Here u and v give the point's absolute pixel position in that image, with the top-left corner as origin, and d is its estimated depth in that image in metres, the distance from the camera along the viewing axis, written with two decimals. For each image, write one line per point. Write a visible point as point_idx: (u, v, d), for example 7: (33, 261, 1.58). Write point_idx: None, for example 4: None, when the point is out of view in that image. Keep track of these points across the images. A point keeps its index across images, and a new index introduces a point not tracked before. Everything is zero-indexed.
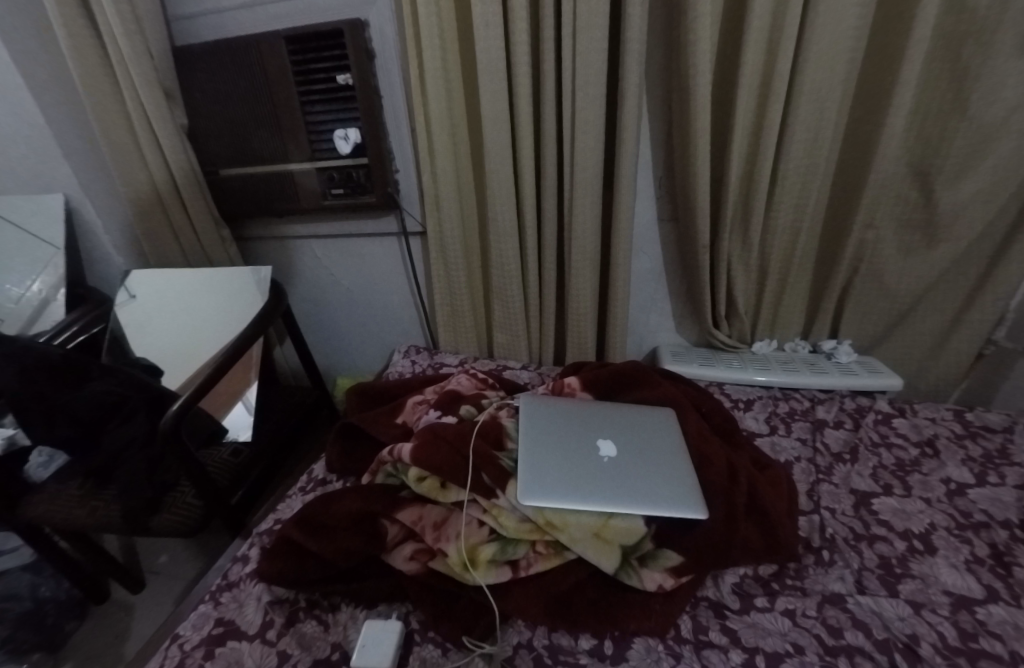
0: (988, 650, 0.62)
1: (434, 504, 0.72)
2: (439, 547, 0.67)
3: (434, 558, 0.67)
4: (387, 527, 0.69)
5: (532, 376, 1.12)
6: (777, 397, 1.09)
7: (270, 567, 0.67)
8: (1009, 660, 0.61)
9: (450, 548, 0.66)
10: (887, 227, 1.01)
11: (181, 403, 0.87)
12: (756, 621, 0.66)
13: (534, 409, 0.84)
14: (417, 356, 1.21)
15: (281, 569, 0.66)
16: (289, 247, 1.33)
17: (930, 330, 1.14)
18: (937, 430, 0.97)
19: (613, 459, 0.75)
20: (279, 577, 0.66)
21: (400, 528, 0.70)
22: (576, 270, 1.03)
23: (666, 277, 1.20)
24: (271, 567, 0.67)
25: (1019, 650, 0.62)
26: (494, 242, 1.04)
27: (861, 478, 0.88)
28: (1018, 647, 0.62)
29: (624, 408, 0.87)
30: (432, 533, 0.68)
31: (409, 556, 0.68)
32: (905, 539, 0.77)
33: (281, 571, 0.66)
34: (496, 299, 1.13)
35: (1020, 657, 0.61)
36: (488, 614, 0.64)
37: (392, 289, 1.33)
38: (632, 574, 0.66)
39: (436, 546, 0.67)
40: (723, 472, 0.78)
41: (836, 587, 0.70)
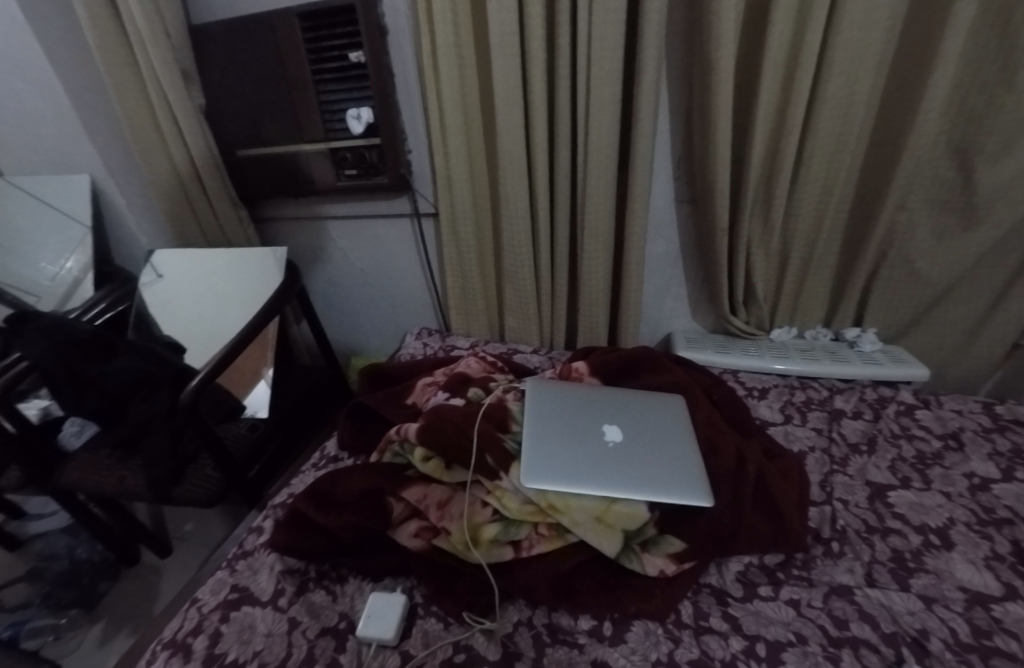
0: (1002, 648, 0.61)
1: (439, 483, 0.73)
2: (443, 525, 0.68)
3: (437, 536, 0.68)
4: (391, 505, 0.70)
5: (542, 360, 1.12)
6: (794, 386, 1.06)
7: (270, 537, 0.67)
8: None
9: (453, 526, 0.67)
10: (920, 208, 0.96)
11: (199, 378, 0.89)
12: (758, 609, 0.65)
13: (540, 391, 0.83)
14: (429, 338, 1.21)
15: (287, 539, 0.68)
16: (305, 228, 1.34)
17: (961, 319, 1.09)
18: (963, 423, 0.94)
19: (618, 444, 0.74)
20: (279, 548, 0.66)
21: (405, 506, 0.71)
22: (588, 253, 1.02)
23: (683, 261, 1.17)
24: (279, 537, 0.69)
25: None
26: (506, 225, 1.03)
27: (878, 470, 0.86)
28: None
29: (632, 393, 0.86)
30: (435, 512, 0.69)
31: (413, 534, 0.68)
32: (920, 534, 0.75)
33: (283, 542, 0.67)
34: (508, 283, 1.13)
35: None
36: (489, 592, 0.65)
37: (404, 272, 1.34)
38: (634, 558, 0.66)
39: (439, 524, 0.68)
40: (732, 459, 0.76)
41: (844, 579, 0.69)
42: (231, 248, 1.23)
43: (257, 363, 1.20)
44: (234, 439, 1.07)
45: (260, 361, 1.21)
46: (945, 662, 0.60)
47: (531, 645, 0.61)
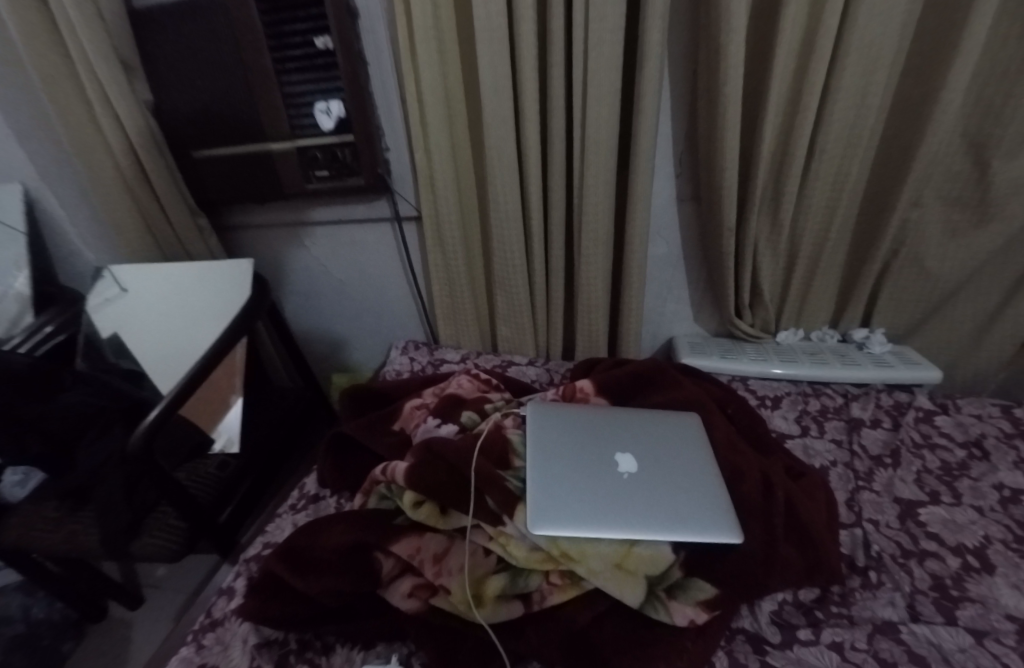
0: None
1: (434, 532, 0.64)
2: (441, 583, 0.59)
3: (436, 595, 0.59)
4: (377, 562, 0.61)
5: (540, 373, 1.04)
6: (807, 393, 1.01)
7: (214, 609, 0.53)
8: None
9: (453, 584, 0.59)
10: (933, 206, 0.92)
11: (154, 417, 0.76)
12: (800, 657, 0.61)
13: (543, 417, 0.76)
14: (416, 352, 1.12)
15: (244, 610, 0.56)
16: (274, 236, 1.23)
17: (969, 317, 1.06)
18: (985, 429, 0.91)
19: (633, 477, 0.67)
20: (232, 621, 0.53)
21: (396, 561, 0.62)
22: (586, 259, 0.94)
23: (684, 263, 1.11)
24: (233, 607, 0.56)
25: None
26: (496, 232, 0.95)
27: (905, 485, 0.83)
28: None
29: (643, 413, 0.79)
30: (431, 567, 0.60)
31: (407, 594, 0.59)
32: (958, 556, 0.72)
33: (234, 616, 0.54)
34: (499, 292, 1.05)
35: None
36: (495, 658, 0.56)
37: (388, 283, 1.25)
38: (660, 608, 0.60)
39: (436, 582, 0.59)
40: (758, 487, 0.73)
41: (887, 614, 0.65)
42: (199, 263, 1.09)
43: (223, 393, 1.02)
44: (199, 483, 0.96)
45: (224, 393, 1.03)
46: None
47: None
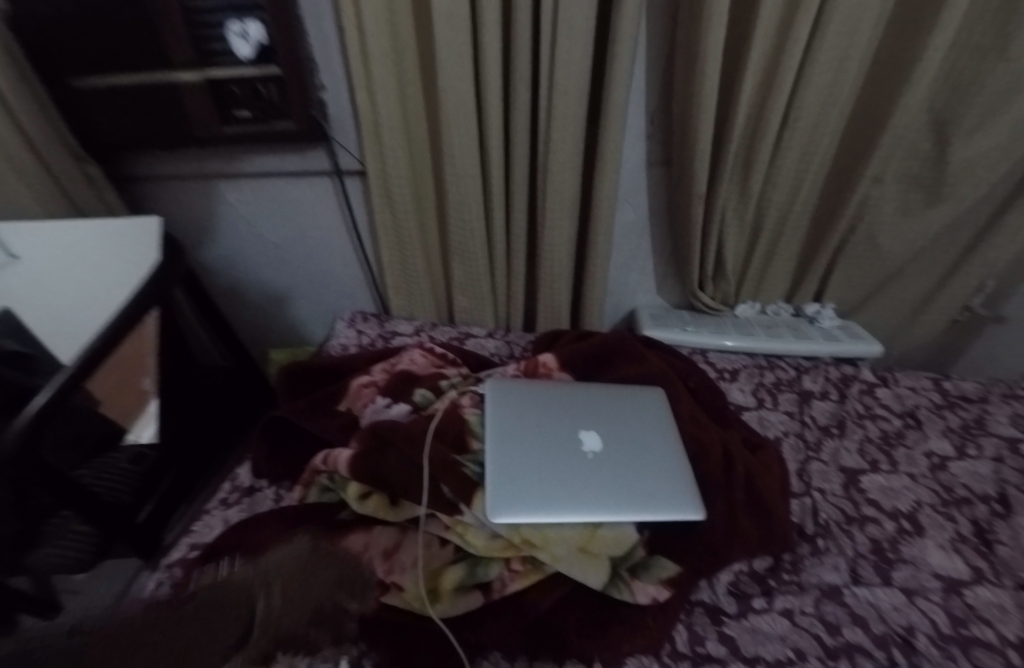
0: (979, 637, 0.62)
1: (383, 525, 0.61)
2: (392, 581, 0.56)
3: (387, 593, 0.55)
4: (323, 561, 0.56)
5: (499, 345, 0.99)
6: (762, 365, 1.02)
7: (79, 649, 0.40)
8: (1000, 647, 0.61)
9: (406, 580, 0.56)
10: (893, 183, 0.93)
11: (38, 409, 0.62)
12: (755, 625, 0.63)
13: (501, 395, 0.71)
14: (363, 324, 1.02)
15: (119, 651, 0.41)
16: (187, 189, 1.05)
17: (910, 292, 1.12)
18: (919, 401, 0.97)
19: (598, 455, 0.64)
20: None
21: (341, 561, 0.57)
22: (552, 223, 0.89)
23: (651, 231, 1.09)
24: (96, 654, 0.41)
25: (1007, 633, 0.62)
26: (451, 192, 0.87)
27: (849, 453, 0.87)
28: (1005, 632, 0.62)
29: (605, 389, 0.76)
30: (381, 565, 0.57)
31: (357, 593, 0.55)
32: (894, 520, 0.76)
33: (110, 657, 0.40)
34: (455, 259, 0.97)
35: (1009, 642, 0.61)
36: (452, 655, 0.53)
37: (332, 246, 1.13)
38: (623, 588, 0.59)
39: (387, 579, 0.56)
40: (719, 461, 0.74)
41: (832, 578, 0.69)
42: (107, 219, 0.93)
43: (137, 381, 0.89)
44: (105, 481, 0.83)
45: (136, 377, 0.89)
46: (932, 660, 0.60)
47: None
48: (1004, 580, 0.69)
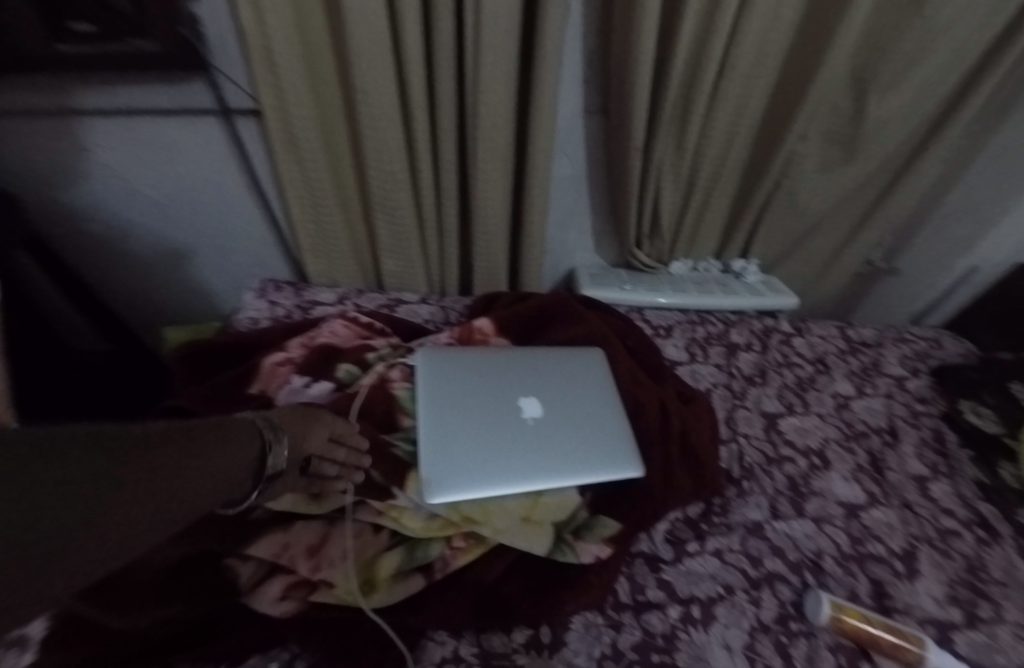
0: (874, 552, 0.72)
1: (304, 520, 0.55)
2: (320, 577, 0.51)
3: (315, 591, 0.51)
4: (236, 569, 0.51)
5: (434, 310, 0.93)
6: (694, 321, 1.05)
7: (111, 463, 0.28)
8: (887, 558, 0.71)
9: (336, 575, 0.51)
10: (816, 140, 0.95)
11: None
12: (689, 568, 0.66)
13: (434, 366, 0.66)
14: (276, 293, 0.91)
15: (141, 480, 0.29)
16: (22, 132, 0.83)
17: (823, 247, 1.18)
18: (828, 348, 1.04)
19: (539, 422, 0.62)
20: (67, 544, 0.25)
21: (258, 565, 0.52)
22: (484, 176, 0.82)
23: (589, 185, 1.05)
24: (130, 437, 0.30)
25: (892, 547, 0.73)
26: (368, 138, 0.77)
27: (770, 399, 0.92)
28: (891, 545, 0.73)
29: (544, 352, 0.73)
30: (306, 562, 0.52)
31: (280, 597, 0.50)
32: (806, 457, 0.83)
33: (121, 507, 0.28)
34: (378, 216, 0.88)
35: (894, 554, 0.72)
36: (392, 648, 0.51)
37: (231, 203, 0.98)
38: (567, 550, 0.59)
39: (314, 577, 0.51)
40: (657, 417, 0.75)
41: (755, 516, 0.73)
42: None
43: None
44: None
45: None
46: (834, 575, 0.68)
47: None
48: (890, 500, 0.79)
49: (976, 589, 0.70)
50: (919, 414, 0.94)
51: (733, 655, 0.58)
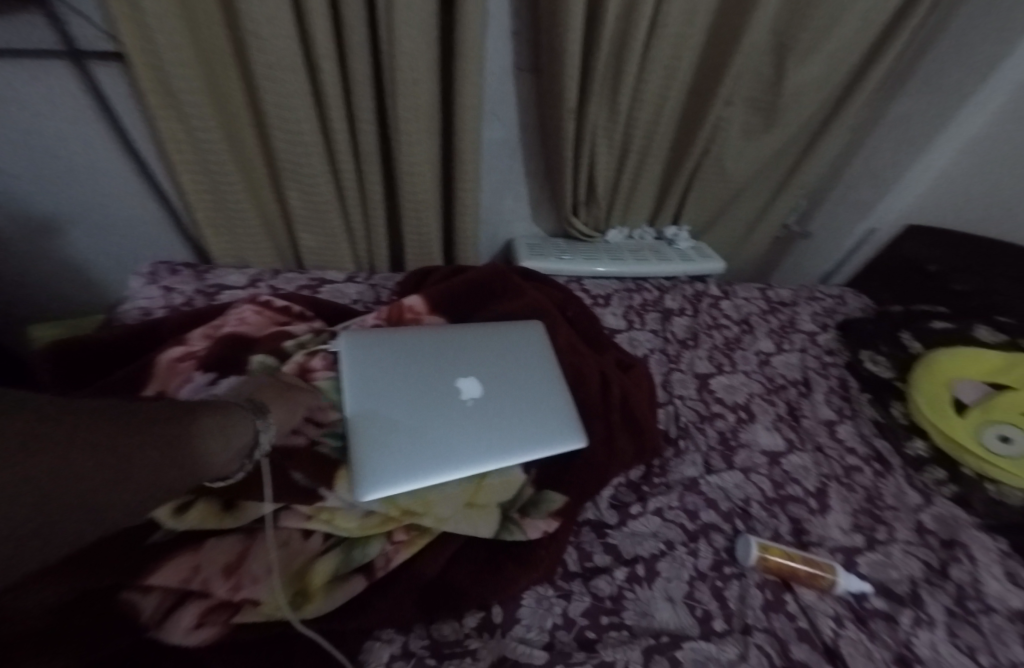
0: (794, 494, 0.78)
1: (217, 536, 0.49)
2: (242, 598, 0.47)
3: (238, 612, 0.46)
4: (135, 603, 0.44)
5: (362, 290, 0.87)
6: (631, 288, 1.06)
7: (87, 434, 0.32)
8: (805, 498, 0.78)
9: (262, 592, 0.47)
10: (740, 105, 0.96)
11: None
12: (633, 530, 0.68)
13: (360, 349, 0.61)
14: (174, 278, 0.80)
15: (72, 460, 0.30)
16: None
17: (746, 213, 1.23)
18: (751, 308, 1.09)
19: (479, 401, 0.59)
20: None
21: (164, 596, 0.46)
22: (408, 139, 0.75)
23: (522, 151, 1.02)
24: (127, 413, 0.35)
25: (808, 487, 0.79)
26: (267, 93, 0.67)
27: (701, 361, 0.96)
28: (807, 485, 0.79)
29: (480, 328, 0.70)
30: (224, 583, 0.47)
31: (194, 626, 0.45)
32: (734, 412, 0.88)
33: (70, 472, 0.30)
34: (288, 184, 0.79)
35: (810, 494, 0.78)
36: (331, 656, 0.48)
37: (105, 171, 0.84)
38: (514, 529, 0.58)
39: (235, 598, 0.47)
40: (598, 386, 0.75)
41: (691, 472, 0.76)
42: None
43: None
44: None
45: None
46: (760, 518, 0.73)
47: None
48: (805, 445, 0.86)
49: (875, 515, 0.78)
50: (827, 364, 1.02)
51: (676, 606, 0.61)
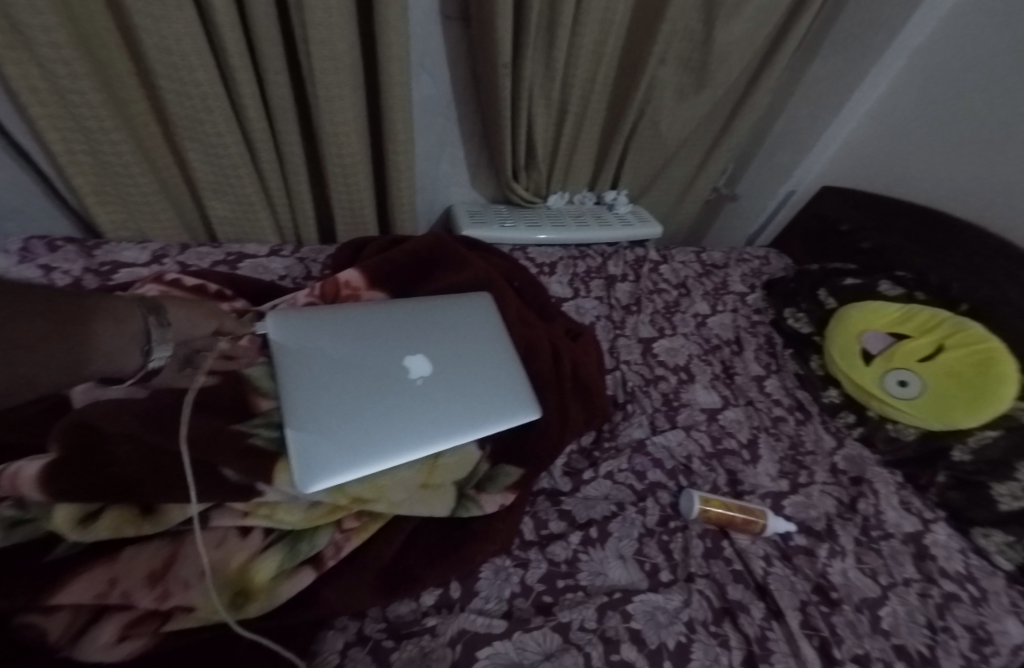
0: (730, 447, 0.83)
1: (135, 545, 0.44)
2: (172, 605, 0.42)
3: (170, 620, 0.42)
4: (38, 626, 0.38)
5: (289, 264, 0.79)
6: (575, 256, 1.05)
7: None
8: (739, 449, 0.83)
9: (196, 596, 0.43)
10: (672, 64, 0.96)
11: None
12: (586, 494, 0.70)
13: (290, 331, 0.55)
14: (55, 256, 0.69)
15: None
16: None
17: (678, 177, 1.25)
18: (687, 272, 1.13)
19: (429, 380, 0.56)
20: None
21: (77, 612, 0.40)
22: (327, 94, 0.67)
23: (457, 111, 0.95)
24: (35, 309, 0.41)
25: (740, 438, 0.85)
26: (147, 35, 0.56)
27: (644, 325, 0.98)
28: (739, 437, 0.85)
29: (422, 303, 0.66)
30: (150, 592, 0.42)
31: (116, 640, 0.40)
32: (676, 374, 0.92)
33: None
34: (187, 145, 0.68)
35: (743, 445, 0.84)
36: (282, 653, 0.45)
37: None
38: (471, 505, 0.57)
39: (163, 607, 0.42)
40: (549, 356, 0.74)
41: (639, 433, 0.79)
42: None
43: None
44: None
45: None
46: (701, 472, 0.77)
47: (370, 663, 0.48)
48: (738, 400, 0.92)
49: (797, 461, 0.86)
50: (755, 323, 1.09)
51: (626, 563, 0.63)
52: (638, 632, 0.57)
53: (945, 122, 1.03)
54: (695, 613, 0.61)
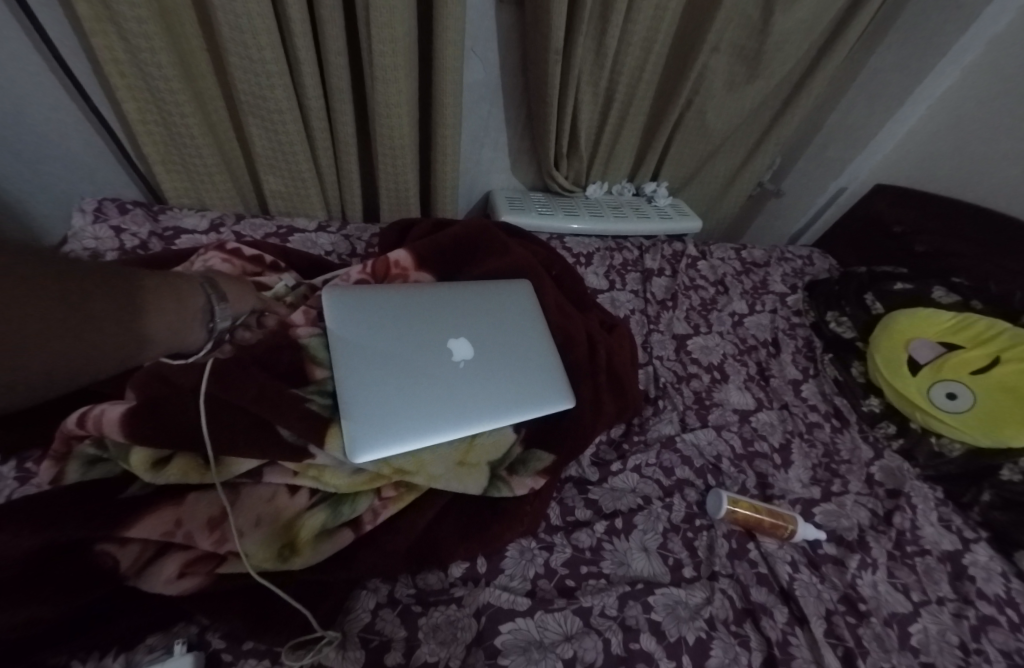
0: (760, 450, 0.81)
1: (198, 491, 0.47)
2: (227, 550, 0.46)
3: (224, 563, 0.46)
4: (112, 554, 0.43)
5: (335, 241, 0.82)
6: (611, 248, 1.04)
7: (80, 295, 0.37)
8: (769, 453, 0.82)
9: (249, 544, 0.46)
10: (725, 53, 0.93)
11: None
12: (613, 486, 0.70)
13: (344, 306, 0.57)
14: (122, 219, 0.73)
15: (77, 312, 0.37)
16: None
17: (722, 171, 1.21)
18: (727, 269, 1.10)
19: (471, 363, 0.58)
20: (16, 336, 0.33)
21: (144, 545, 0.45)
22: (382, 76, 0.68)
23: (503, 96, 0.95)
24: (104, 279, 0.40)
25: (773, 443, 0.84)
26: (222, 10, 0.58)
27: (679, 322, 0.97)
28: (772, 441, 0.84)
29: (468, 288, 0.67)
30: (208, 536, 0.45)
31: (177, 576, 0.44)
32: (709, 373, 0.91)
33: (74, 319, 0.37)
34: (249, 120, 0.71)
35: (774, 450, 0.83)
36: (321, 605, 0.48)
37: (34, 98, 0.72)
38: (502, 487, 0.58)
39: (220, 550, 0.45)
40: (585, 347, 0.74)
41: (668, 430, 0.78)
42: None
43: None
44: None
45: None
46: (730, 473, 0.76)
47: (399, 625, 0.51)
48: (772, 403, 0.90)
49: (831, 469, 0.84)
50: (794, 325, 1.06)
51: (650, 555, 0.64)
52: (658, 624, 0.57)
53: (1019, 120, 0.97)
54: (717, 611, 0.61)
